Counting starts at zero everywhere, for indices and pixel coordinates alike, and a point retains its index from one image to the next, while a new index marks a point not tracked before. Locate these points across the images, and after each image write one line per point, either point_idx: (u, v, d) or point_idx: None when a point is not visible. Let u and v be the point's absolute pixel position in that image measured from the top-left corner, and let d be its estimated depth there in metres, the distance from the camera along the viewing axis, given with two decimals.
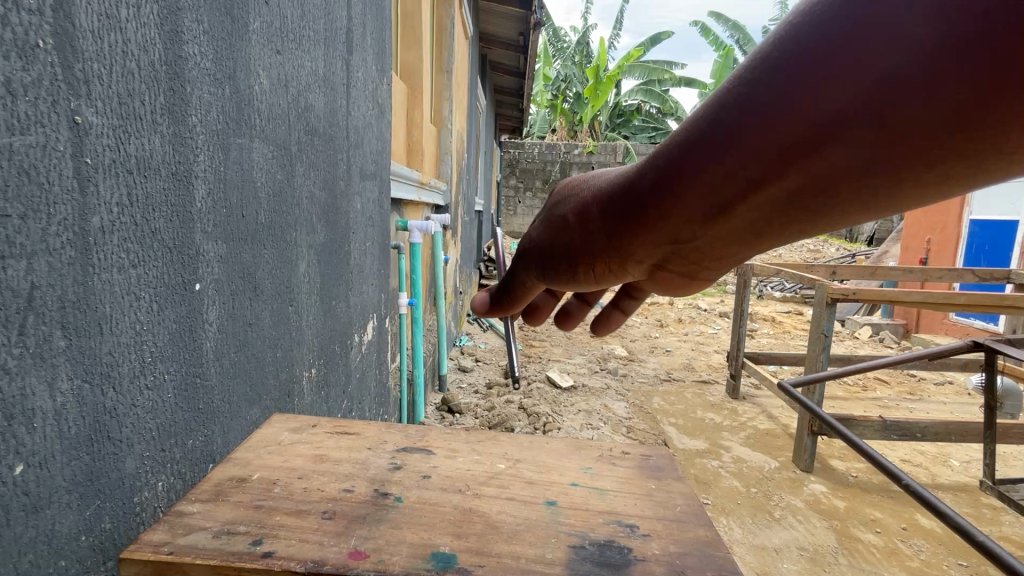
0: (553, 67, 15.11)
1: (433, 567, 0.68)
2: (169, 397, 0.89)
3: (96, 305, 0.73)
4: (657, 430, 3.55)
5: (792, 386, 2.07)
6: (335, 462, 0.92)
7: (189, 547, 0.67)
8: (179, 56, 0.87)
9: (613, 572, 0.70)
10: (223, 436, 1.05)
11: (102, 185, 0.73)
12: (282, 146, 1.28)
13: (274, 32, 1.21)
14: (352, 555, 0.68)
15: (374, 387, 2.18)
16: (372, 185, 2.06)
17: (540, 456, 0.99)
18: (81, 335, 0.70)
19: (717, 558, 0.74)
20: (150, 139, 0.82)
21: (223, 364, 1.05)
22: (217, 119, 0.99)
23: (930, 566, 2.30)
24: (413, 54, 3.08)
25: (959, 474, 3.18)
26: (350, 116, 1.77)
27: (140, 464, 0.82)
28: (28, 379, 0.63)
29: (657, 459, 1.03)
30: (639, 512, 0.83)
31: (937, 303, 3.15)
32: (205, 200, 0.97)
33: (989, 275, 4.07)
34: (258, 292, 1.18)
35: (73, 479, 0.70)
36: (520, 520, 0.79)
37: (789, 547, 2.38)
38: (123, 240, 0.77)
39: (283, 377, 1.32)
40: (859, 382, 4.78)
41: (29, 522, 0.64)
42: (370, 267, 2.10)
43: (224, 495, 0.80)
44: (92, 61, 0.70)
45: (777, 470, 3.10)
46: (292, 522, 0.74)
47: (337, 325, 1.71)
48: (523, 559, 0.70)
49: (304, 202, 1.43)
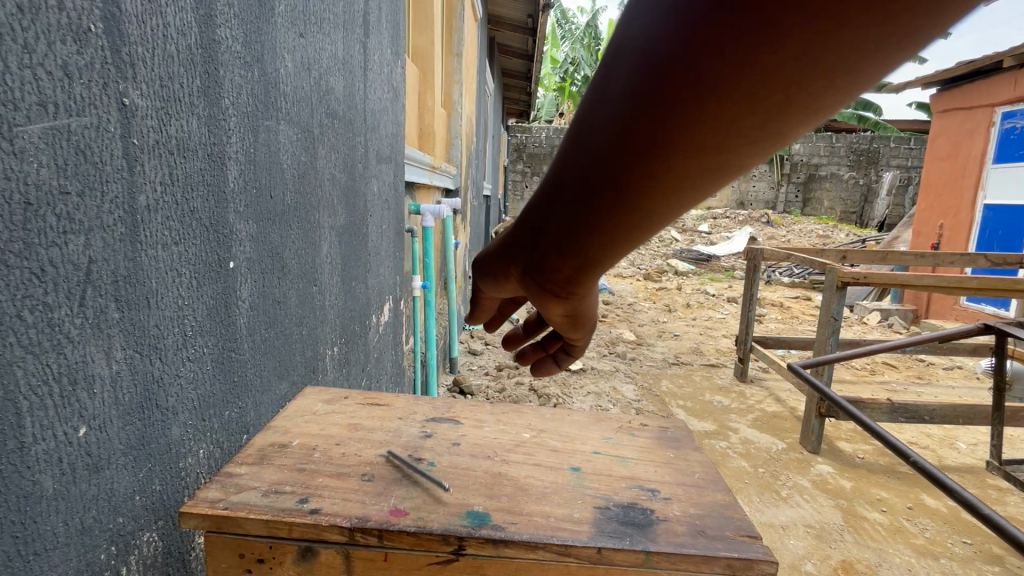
0: (560, 48, 14.85)
1: (469, 523, 0.72)
2: (209, 369, 0.93)
3: (144, 280, 0.77)
4: (665, 411, 3.60)
5: (801, 368, 2.08)
6: (369, 430, 0.96)
7: (242, 503, 0.72)
8: (212, 40, 0.90)
9: (638, 531, 0.73)
10: (256, 409, 1.09)
11: (148, 165, 0.76)
12: (306, 128, 1.31)
13: (298, 16, 1.23)
14: (393, 512, 0.73)
15: (390, 366, 2.23)
16: (387, 168, 2.09)
17: (562, 427, 1.03)
18: (132, 308, 0.74)
19: (735, 519, 0.77)
20: (188, 121, 0.85)
21: (255, 339, 1.09)
22: (248, 102, 1.02)
23: (935, 543, 2.34)
24: (425, 38, 3.07)
25: (965, 456, 3.21)
26: (367, 100, 1.79)
27: (184, 431, 0.87)
28: (88, 347, 0.67)
29: (675, 431, 1.06)
30: (660, 478, 0.87)
31: (948, 287, 3.12)
32: (237, 181, 1.00)
33: (1002, 259, 4.04)
34: (286, 271, 1.22)
35: (128, 443, 0.74)
36: (547, 483, 0.83)
37: (795, 524, 2.43)
38: (166, 218, 0.81)
39: (309, 355, 1.36)
40: (867, 366, 4.80)
41: (91, 480, 0.68)
42: (386, 249, 2.13)
43: (268, 458, 0.84)
44: (137, 45, 0.73)
45: (784, 451, 3.15)
46: (334, 483, 0.79)
47: (356, 306, 1.76)
48: (553, 517, 0.74)
49: (326, 184, 1.46)
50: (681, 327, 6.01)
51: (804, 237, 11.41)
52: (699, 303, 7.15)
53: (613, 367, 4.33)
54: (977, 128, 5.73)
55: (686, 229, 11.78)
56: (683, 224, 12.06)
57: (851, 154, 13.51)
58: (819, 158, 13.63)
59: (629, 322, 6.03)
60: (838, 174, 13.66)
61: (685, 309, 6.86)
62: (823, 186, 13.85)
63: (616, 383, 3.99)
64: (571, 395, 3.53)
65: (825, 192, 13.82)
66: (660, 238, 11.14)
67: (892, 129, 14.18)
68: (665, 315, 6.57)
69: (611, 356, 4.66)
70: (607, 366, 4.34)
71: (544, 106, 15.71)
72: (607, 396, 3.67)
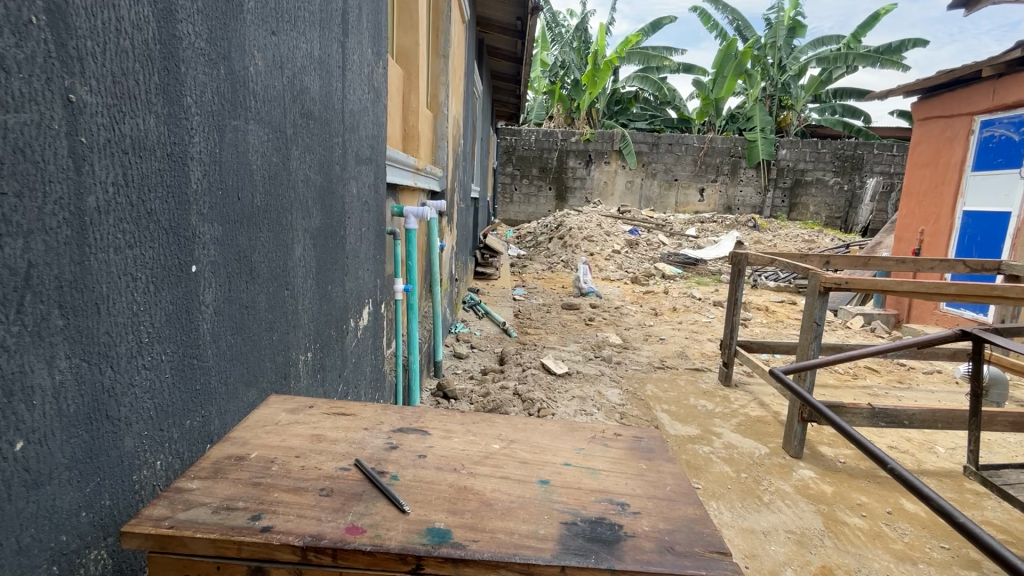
0: (550, 52, 14.89)
1: (428, 541, 0.71)
2: (167, 378, 0.89)
3: (93, 285, 0.73)
4: (649, 416, 3.59)
5: (782, 373, 2.07)
6: (332, 442, 0.95)
7: (190, 521, 0.72)
8: (173, 35, 0.86)
9: (604, 547, 0.72)
10: (221, 417, 1.05)
11: (98, 165, 0.73)
12: (278, 128, 1.27)
13: (269, 13, 1.19)
14: (350, 530, 0.72)
15: (369, 370, 2.19)
16: (367, 169, 2.05)
17: (533, 437, 1.02)
18: (78, 315, 0.71)
19: (705, 535, 0.76)
20: (145, 119, 0.81)
21: (220, 346, 1.05)
22: (213, 100, 0.99)
23: (913, 548, 2.36)
24: (409, 38, 3.03)
25: (943, 460, 3.25)
26: (345, 100, 1.76)
27: (139, 443, 0.83)
28: (27, 357, 0.63)
29: (649, 441, 1.05)
30: (630, 491, 0.85)
31: (927, 293, 3.15)
32: (200, 182, 0.96)
33: (980, 265, 4.10)
34: (254, 275, 1.18)
35: (73, 456, 0.70)
36: (513, 498, 0.82)
37: (776, 530, 2.44)
38: (119, 221, 0.77)
39: (279, 360, 1.32)
40: (849, 370, 4.85)
41: (30, 497, 0.64)
42: (366, 253, 2.09)
43: (223, 473, 0.84)
44: (86, 39, 0.70)
45: (766, 456, 3.16)
46: (290, 499, 0.78)
47: (332, 310, 1.72)
48: (516, 534, 0.73)
49: (299, 186, 1.42)
50: (666, 330, 6.03)
51: (790, 241, 11.50)
52: (685, 307, 7.18)
53: (598, 371, 4.33)
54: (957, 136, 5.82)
55: (674, 233, 11.85)
56: (671, 228, 12.12)
57: (836, 160, 13.69)
58: (805, 164, 13.78)
59: (615, 326, 6.03)
60: (823, 180, 13.84)
61: (671, 313, 6.88)
62: (809, 191, 14.02)
63: (600, 386, 3.99)
64: (555, 400, 3.51)
65: (811, 198, 13.99)
66: (648, 242, 11.18)
67: (876, 135, 14.40)
68: (651, 318, 6.59)
69: (597, 360, 4.65)
70: (593, 370, 4.33)
71: (534, 108, 15.71)
72: (592, 400, 3.65)
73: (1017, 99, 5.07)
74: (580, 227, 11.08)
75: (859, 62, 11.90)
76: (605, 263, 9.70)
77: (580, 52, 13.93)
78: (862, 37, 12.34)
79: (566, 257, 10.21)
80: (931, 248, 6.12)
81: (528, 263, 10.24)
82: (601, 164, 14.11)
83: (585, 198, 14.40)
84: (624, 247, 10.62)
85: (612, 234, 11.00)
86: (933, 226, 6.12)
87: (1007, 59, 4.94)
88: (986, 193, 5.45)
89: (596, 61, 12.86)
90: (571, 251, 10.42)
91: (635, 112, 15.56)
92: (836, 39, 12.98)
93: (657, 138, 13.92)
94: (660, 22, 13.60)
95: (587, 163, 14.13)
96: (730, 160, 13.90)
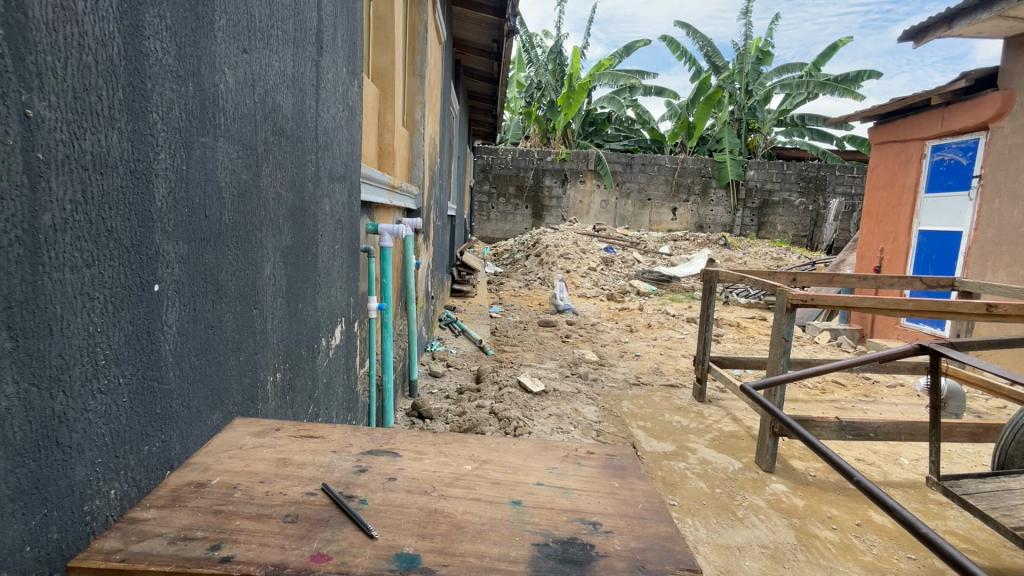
0: (527, 73, 15.15)
1: (397, 567, 0.69)
2: (124, 402, 0.85)
3: (45, 305, 0.70)
4: (626, 433, 3.60)
5: (754, 390, 2.02)
6: (299, 466, 0.93)
7: (143, 554, 0.69)
8: (139, 52, 0.85)
9: (575, 568, 0.71)
10: (182, 442, 1.00)
11: (54, 182, 0.71)
12: (248, 146, 1.26)
13: (241, 31, 1.19)
14: (315, 558, 0.71)
15: (341, 391, 2.14)
16: (341, 187, 2.04)
17: (506, 457, 1.01)
18: (28, 337, 0.68)
19: (676, 552, 0.77)
20: (107, 135, 0.79)
21: (183, 367, 1.01)
22: (180, 118, 0.97)
23: (882, 560, 2.41)
24: (386, 59, 3.06)
25: (908, 471, 3.35)
26: (318, 118, 1.75)
27: (91, 471, 0.78)
28: None
29: (621, 458, 1.05)
30: (603, 510, 0.85)
31: (887, 309, 3.26)
32: (165, 199, 0.94)
33: (935, 282, 4.32)
34: (220, 294, 1.15)
35: (17, 487, 0.66)
36: (485, 520, 0.81)
37: (751, 545, 2.45)
38: (76, 239, 0.74)
39: (246, 382, 1.29)
40: (818, 385, 4.98)
41: None
42: (338, 271, 2.06)
43: (182, 501, 0.81)
44: (46, 54, 0.69)
45: (740, 471, 3.19)
46: (252, 527, 0.76)
47: (303, 328, 1.68)
48: (488, 558, 0.72)
49: (270, 203, 1.41)
50: (642, 347, 6.09)
51: (760, 260, 11.69)
52: (660, 323, 7.27)
53: (574, 388, 4.34)
54: (911, 158, 6.20)
55: (647, 251, 12.05)
56: (645, 246, 12.35)
57: (801, 181, 14.24)
58: (772, 184, 14.28)
59: (592, 343, 6.05)
60: (789, 200, 14.40)
61: (648, 330, 6.96)
62: (776, 211, 14.52)
63: (577, 404, 3.99)
64: (532, 417, 3.49)
65: (778, 217, 14.50)
66: (623, 259, 11.37)
67: (837, 158, 15.12)
68: (627, 335, 6.66)
69: (573, 377, 4.67)
70: (569, 388, 4.32)
71: (510, 128, 15.91)
72: (569, 417, 3.65)
73: (963, 126, 5.40)
74: (557, 245, 11.19)
75: (821, 90, 12.48)
76: (581, 281, 9.80)
77: (556, 74, 14.22)
78: (822, 65, 12.97)
79: (543, 275, 10.28)
80: (891, 265, 6.44)
81: (505, 281, 10.24)
82: (577, 183, 14.36)
83: (562, 216, 14.60)
84: (600, 265, 10.75)
85: (588, 251, 11.11)
86: (893, 245, 6.46)
87: (953, 88, 5.32)
88: (938, 214, 5.77)
89: (571, 83, 13.14)
90: (548, 269, 10.50)
91: (609, 133, 15.88)
92: (800, 66, 13.57)
93: (630, 158, 14.31)
94: (633, 47, 14.02)
95: (563, 182, 14.35)
96: (701, 180, 14.34)
